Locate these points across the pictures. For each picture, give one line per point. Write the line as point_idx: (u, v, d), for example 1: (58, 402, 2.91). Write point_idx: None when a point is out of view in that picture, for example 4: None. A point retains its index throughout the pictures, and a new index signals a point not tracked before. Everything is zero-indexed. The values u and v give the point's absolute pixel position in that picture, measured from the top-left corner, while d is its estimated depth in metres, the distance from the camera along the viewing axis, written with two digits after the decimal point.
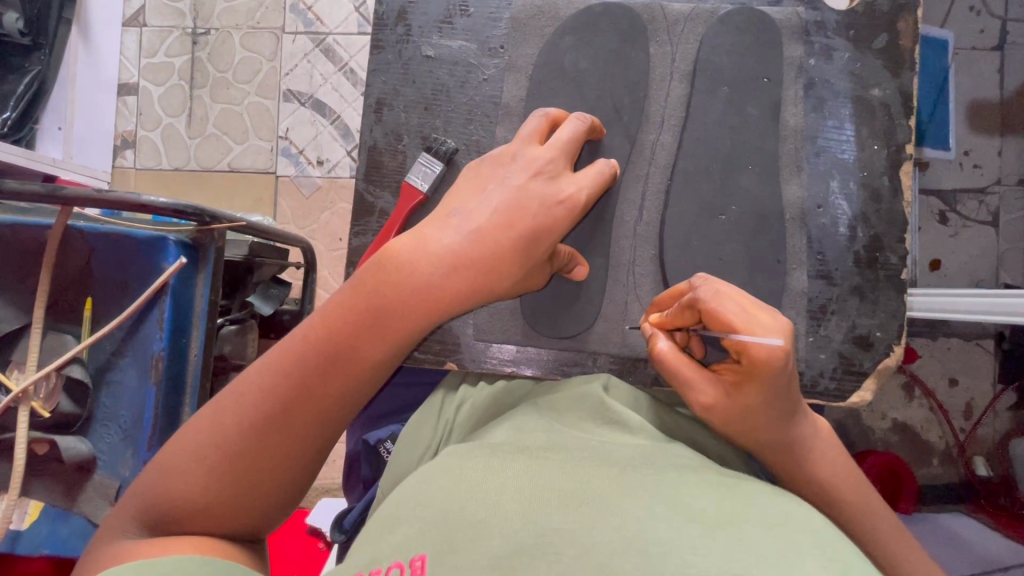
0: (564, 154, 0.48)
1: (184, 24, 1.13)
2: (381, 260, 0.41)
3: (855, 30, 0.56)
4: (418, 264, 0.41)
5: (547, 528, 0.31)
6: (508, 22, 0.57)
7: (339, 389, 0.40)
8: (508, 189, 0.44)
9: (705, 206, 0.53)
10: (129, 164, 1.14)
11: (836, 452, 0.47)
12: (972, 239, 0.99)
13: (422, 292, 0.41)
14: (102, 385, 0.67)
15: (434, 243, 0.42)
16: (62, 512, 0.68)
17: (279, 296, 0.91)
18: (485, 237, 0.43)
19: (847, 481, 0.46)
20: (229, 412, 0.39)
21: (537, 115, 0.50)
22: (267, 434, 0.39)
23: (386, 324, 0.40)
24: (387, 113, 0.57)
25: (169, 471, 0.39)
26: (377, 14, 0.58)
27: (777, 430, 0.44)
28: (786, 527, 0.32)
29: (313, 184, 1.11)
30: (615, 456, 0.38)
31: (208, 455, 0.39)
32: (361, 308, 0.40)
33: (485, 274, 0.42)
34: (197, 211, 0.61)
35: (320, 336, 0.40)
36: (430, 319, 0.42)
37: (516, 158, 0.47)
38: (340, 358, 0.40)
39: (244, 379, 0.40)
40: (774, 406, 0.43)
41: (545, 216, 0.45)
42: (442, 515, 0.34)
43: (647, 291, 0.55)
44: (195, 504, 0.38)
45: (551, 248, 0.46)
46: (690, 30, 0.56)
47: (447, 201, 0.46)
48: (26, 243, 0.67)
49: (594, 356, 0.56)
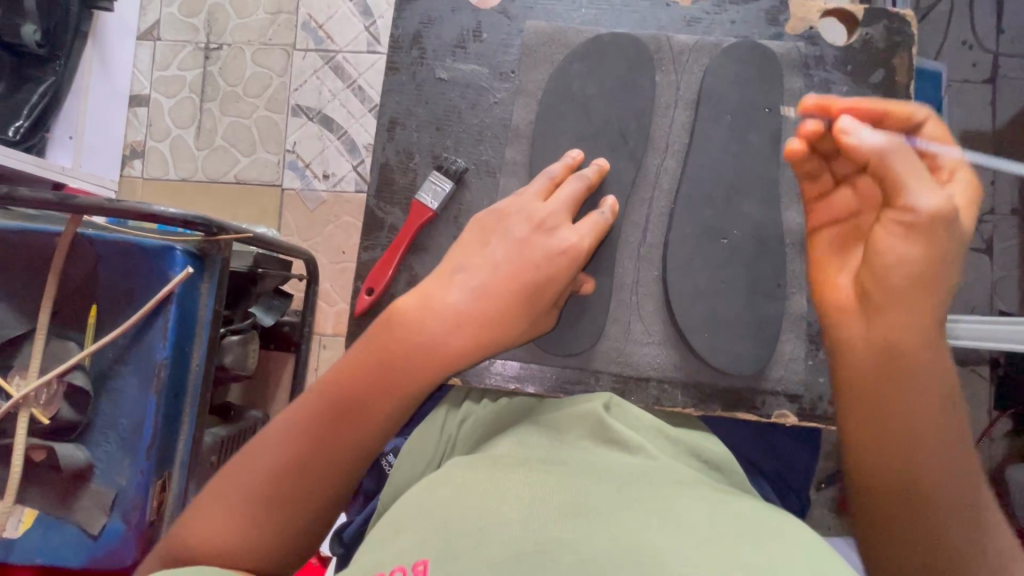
0: (563, 207, 0.50)
1: (197, 39, 1.16)
2: (390, 318, 0.44)
3: (853, 64, 0.58)
4: (425, 320, 0.43)
5: (547, 537, 0.32)
6: (519, 49, 0.59)
7: (352, 441, 0.41)
8: (510, 246, 0.47)
9: (708, 230, 0.54)
10: (136, 174, 1.16)
11: (961, 432, 0.40)
12: (968, 266, 1.01)
13: (428, 347, 0.42)
14: (103, 392, 0.67)
15: (441, 301, 0.44)
16: (56, 521, 0.67)
17: (280, 309, 0.89)
18: (489, 292, 0.44)
19: (957, 458, 0.40)
20: (253, 459, 0.41)
21: (540, 175, 0.52)
22: (282, 482, 0.40)
23: (395, 378, 0.42)
24: (400, 133, 0.59)
25: (195, 514, 0.40)
26: (392, 38, 0.60)
27: (888, 326, 0.41)
28: (785, 545, 0.32)
29: (318, 198, 1.12)
30: (614, 472, 0.39)
31: (229, 501, 0.40)
32: (371, 362, 0.42)
33: (490, 328, 0.44)
34: (205, 221, 0.62)
35: (335, 388, 0.42)
36: (437, 374, 0.43)
37: (517, 212, 0.49)
38: (351, 410, 0.41)
39: (270, 429, 0.42)
40: (909, 279, 0.40)
41: (547, 268, 0.46)
42: (445, 522, 0.35)
43: (649, 311, 0.56)
44: (213, 551, 0.39)
45: (553, 298, 0.47)
46: (695, 61, 0.58)
47: (452, 257, 0.48)
48: (34, 249, 0.68)
49: (596, 374, 0.56)
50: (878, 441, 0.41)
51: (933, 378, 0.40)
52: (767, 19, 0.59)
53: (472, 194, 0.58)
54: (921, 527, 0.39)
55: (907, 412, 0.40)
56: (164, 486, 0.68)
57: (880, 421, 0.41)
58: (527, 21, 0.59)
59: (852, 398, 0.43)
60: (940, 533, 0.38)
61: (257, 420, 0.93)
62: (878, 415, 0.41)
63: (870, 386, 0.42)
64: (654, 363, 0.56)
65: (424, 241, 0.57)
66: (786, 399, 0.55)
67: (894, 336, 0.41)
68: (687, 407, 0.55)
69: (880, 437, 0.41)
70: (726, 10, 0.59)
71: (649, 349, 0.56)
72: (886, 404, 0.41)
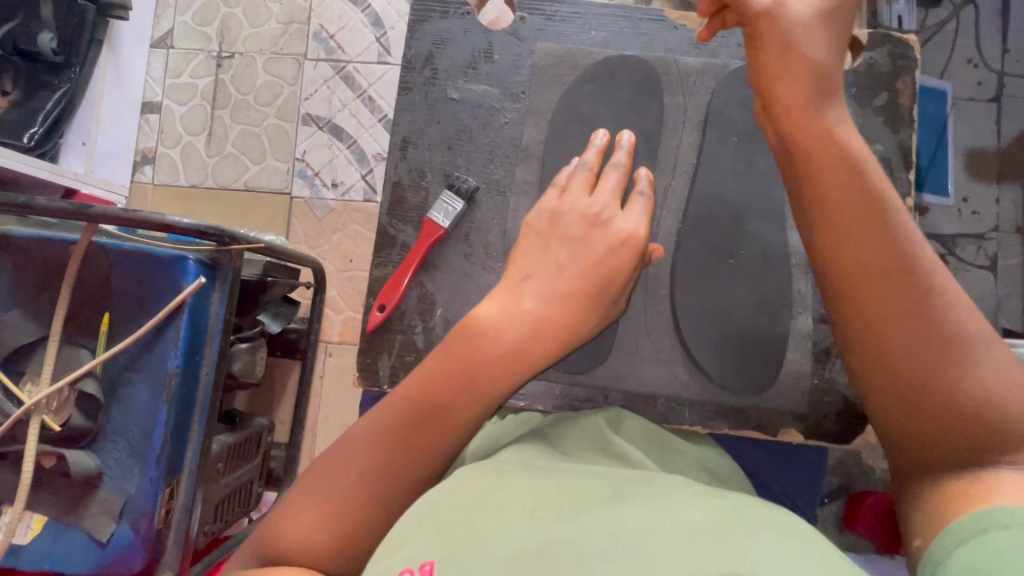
0: (611, 198, 0.51)
1: (210, 48, 1.17)
2: (470, 326, 0.44)
3: (858, 88, 0.59)
4: (505, 328, 0.43)
5: (543, 537, 0.32)
6: (530, 70, 0.60)
7: (435, 449, 0.41)
8: (574, 250, 0.48)
9: (717, 249, 0.55)
10: (147, 180, 1.17)
11: (946, 267, 0.42)
12: (972, 283, 1.01)
13: (509, 353, 0.43)
14: (113, 399, 0.67)
15: (520, 308, 0.44)
16: (66, 526, 0.68)
17: (287, 314, 0.94)
18: (562, 301, 0.45)
19: (955, 294, 0.41)
20: (335, 464, 0.41)
21: (576, 168, 0.53)
22: (369, 486, 0.40)
23: (479, 385, 0.42)
24: (412, 151, 0.60)
25: (277, 517, 0.40)
26: (405, 58, 0.61)
27: (857, 188, 0.44)
28: (776, 534, 0.32)
29: (326, 207, 1.13)
30: (610, 479, 0.40)
31: (314, 505, 0.40)
32: (455, 369, 0.42)
33: (565, 334, 0.45)
34: (218, 232, 0.62)
35: (417, 395, 0.42)
36: (516, 378, 0.43)
37: (571, 211, 0.50)
38: (437, 417, 0.41)
39: (354, 430, 0.42)
40: (856, 148, 0.46)
41: (608, 263, 0.48)
42: (445, 526, 0.35)
43: (657, 330, 0.57)
44: (298, 553, 0.39)
45: (615, 295, 0.48)
46: (702, 83, 0.59)
47: (519, 263, 0.48)
48: (48, 257, 0.69)
49: (604, 392, 0.57)
50: (876, 299, 0.41)
51: (908, 225, 0.43)
52: None
53: (483, 212, 0.59)
54: (944, 379, 0.39)
55: (896, 259, 0.41)
56: (173, 495, 0.69)
57: (869, 279, 0.42)
58: (538, 42, 0.60)
59: (837, 269, 0.44)
60: (962, 381, 0.38)
61: (264, 427, 0.92)
62: (868, 273, 0.42)
63: (854, 250, 0.43)
64: (662, 381, 0.56)
65: (436, 258, 0.58)
66: (794, 419, 0.55)
67: (865, 195, 0.43)
68: (694, 426, 0.56)
69: (875, 296, 0.41)
70: (734, 33, 0.60)
71: (657, 369, 0.56)
72: (874, 260, 0.42)
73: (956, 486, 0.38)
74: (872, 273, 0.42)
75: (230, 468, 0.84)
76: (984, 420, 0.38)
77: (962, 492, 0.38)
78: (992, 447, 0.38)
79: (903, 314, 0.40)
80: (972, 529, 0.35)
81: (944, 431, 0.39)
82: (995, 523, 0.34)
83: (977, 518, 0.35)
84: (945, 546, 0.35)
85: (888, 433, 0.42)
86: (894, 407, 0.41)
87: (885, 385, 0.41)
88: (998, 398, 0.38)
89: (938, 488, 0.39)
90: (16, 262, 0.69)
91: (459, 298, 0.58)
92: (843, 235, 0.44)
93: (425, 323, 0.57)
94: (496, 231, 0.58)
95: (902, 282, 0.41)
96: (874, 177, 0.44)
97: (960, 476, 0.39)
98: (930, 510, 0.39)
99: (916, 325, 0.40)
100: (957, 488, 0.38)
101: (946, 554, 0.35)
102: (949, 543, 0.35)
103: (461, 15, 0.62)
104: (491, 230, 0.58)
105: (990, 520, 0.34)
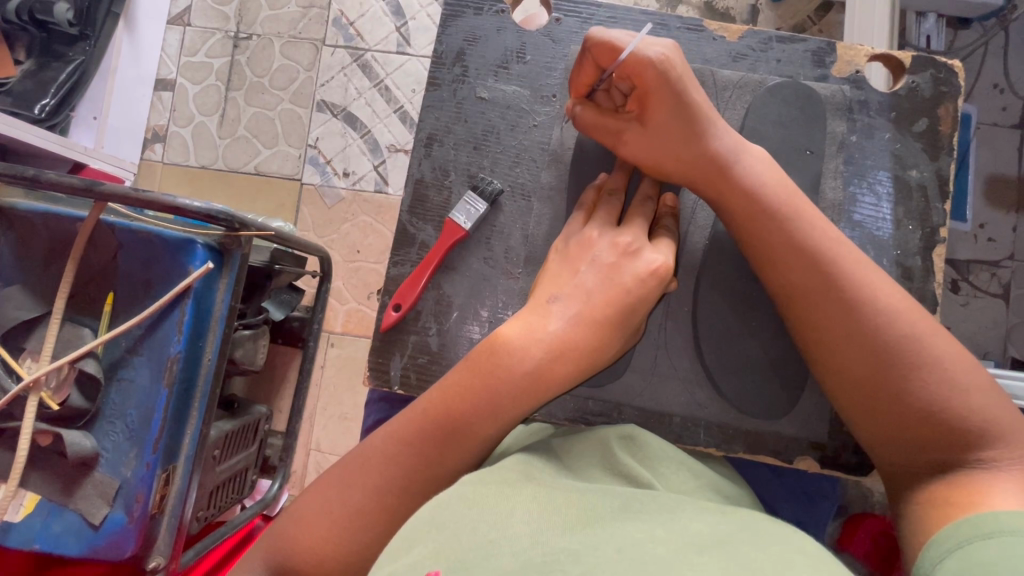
0: (640, 228, 0.52)
1: (227, 28, 1.16)
2: (493, 345, 0.46)
3: (896, 112, 0.58)
4: (528, 349, 0.45)
5: (555, 548, 0.31)
6: (562, 73, 0.59)
7: (455, 460, 0.44)
8: (600, 272, 0.49)
9: (741, 272, 0.55)
10: (156, 158, 1.14)
11: (864, 264, 0.47)
12: (983, 309, 1.00)
13: (527, 377, 0.44)
14: (113, 381, 0.65)
15: (541, 330, 0.46)
16: (58, 507, 0.66)
17: (291, 302, 0.91)
18: (585, 325, 0.47)
19: (887, 297, 0.46)
20: (356, 475, 0.43)
21: (604, 197, 0.54)
22: (386, 496, 0.43)
23: (497, 410, 0.44)
24: (437, 149, 0.60)
25: (299, 518, 0.43)
26: (436, 53, 0.61)
27: (784, 216, 0.49)
28: (791, 552, 0.31)
29: (336, 196, 1.11)
30: (619, 491, 0.38)
31: (335, 510, 0.42)
32: (474, 391, 0.44)
33: (586, 360, 0.46)
34: (228, 217, 0.59)
35: (438, 412, 0.44)
36: (533, 402, 0.45)
37: (598, 240, 0.51)
38: (456, 436, 0.44)
39: (367, 445, 0.45)
40: (776, 174, 0.50)
41: (637, 291, 0.48)
42: (452, 532, 0.33)
43: (676, 346, 0.56)
44: (317, 555, 0.42)
45: (637, 323, 0.49)
46: (739, 98, 0.57)
47: (544, 287, 0.49)
48: (53, 232, 0.67)
49: (619, 408, 0.56)
50: (817, 318, 0.47)
51: (833, 239, 0.48)
52: (813, 60, 0.59)
53: (506, 217, 0.58)
54: (892, 386, 0.44)
55: (827, 275, 0.47)
56: (168, 481, 0.67)
57: (817, 293, 0.47)
58: (572, 45, 0.60)
59: (779, 293, 0.49)
60: (908, 385, 0.43)
61: (262, 416, 0.91)
62: (804, 295, 0.47)
63: (787, 275, 0.48)
64: (677, 399, 0.55)
65: (454, 260, 0.58)
66: (809, 447, 0.55)
67: (788, 224, 0.48)
68: (708, 448, 0.55)
69: (817, 317, 0.47)
70: (773, 48, 0.59)
71: (673, 386, 0.56)
72: (811, 281, 0.47)
73: (936, 487, 0.42)
74: (808, 294, 0.47)
75: (227, 455, 0.83)
76: (936, 422, 0.42)
77: (943, 491, 0.41)
78: (958, 442, 0.42)
79: (841, 330, 0.46)
80: (955, 538, 0.38)
81: (904, 435, 0.44)
82: (980, 533, 0.37)
83: (962, 528, 0.38)
84: (931, 558, 0.38)
85: (872, 444, 0.46)
86: (859, 418, 0.46)
87: (843, 398, 0.46)
88: (945, 397, 0.42)
89: (920, 488, 0.43)
90: (21, 235, 0.67)
91: (476, 301, 0.57)
92: (777, 262, 0.49)
93: (440, 325, 0.57)
94: (518, 237, 0.58)
95: (835, 300, 0.46)
96: (796, 198, 0.49)
97: (936, 474, 0.43)
98: (914, 510, 0.42)
99: (854, 340, 0.45)
100: (937, 487, 0.42)
101: (938, 560, 0.38)
102: (935, 552, 0.38)
103: (495, 13, 0.61)
104: (513, 235, 0.58)
105: (976, 530, 0.37)
